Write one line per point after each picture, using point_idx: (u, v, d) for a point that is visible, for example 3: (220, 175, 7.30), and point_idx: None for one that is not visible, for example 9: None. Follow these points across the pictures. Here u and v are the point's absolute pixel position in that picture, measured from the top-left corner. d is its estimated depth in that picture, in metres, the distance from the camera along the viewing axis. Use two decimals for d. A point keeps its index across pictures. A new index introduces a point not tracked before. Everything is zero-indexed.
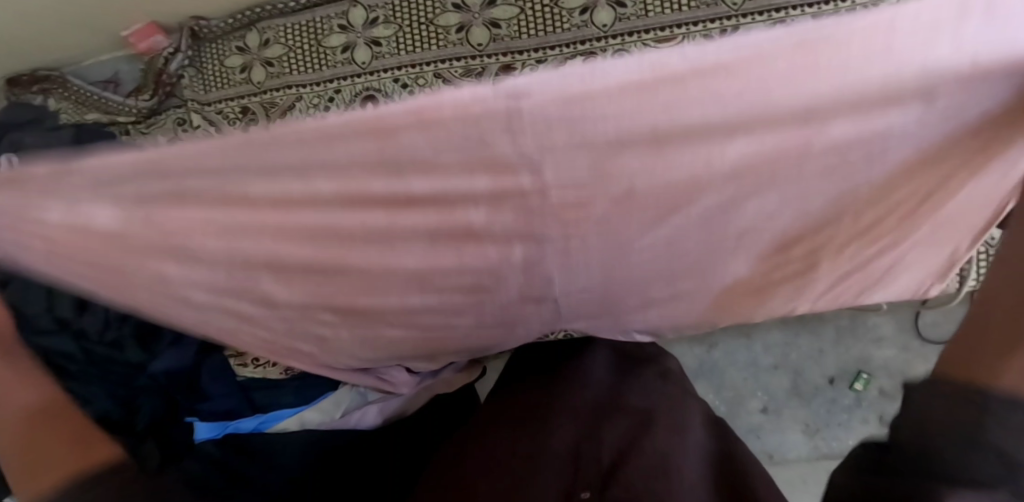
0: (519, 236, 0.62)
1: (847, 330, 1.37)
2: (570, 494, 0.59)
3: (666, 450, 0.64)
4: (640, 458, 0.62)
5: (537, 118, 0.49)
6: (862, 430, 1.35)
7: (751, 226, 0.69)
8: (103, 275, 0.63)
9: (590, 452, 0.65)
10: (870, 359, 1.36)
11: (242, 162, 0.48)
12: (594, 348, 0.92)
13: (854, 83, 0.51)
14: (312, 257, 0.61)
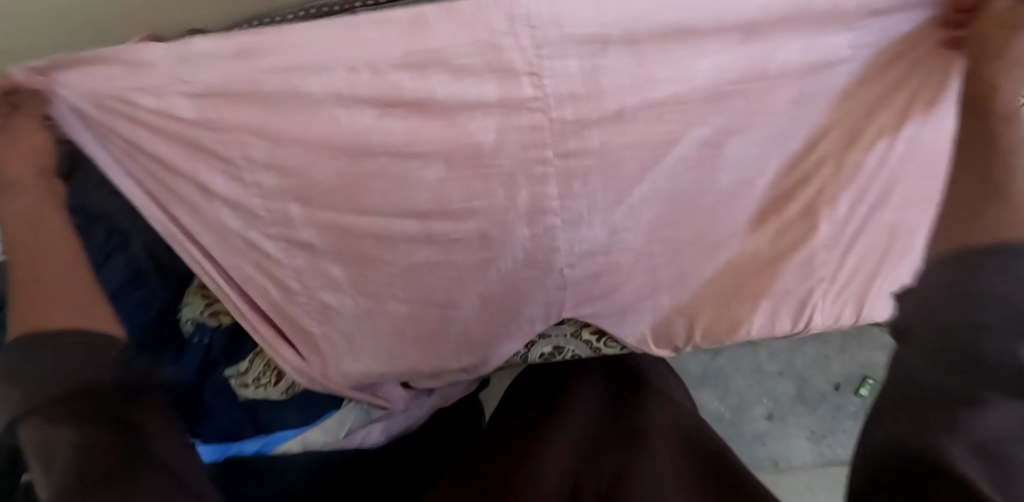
0: (523, 168, 0.70)
1: (854, 337, 1.36)
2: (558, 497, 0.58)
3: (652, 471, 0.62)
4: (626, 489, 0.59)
5: (530, 19, 0.64)
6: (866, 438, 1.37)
7: (734, 168, 0.74)
8: (156, 184, 0.73)
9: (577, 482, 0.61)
10: (875, 367, 1.36)
11: (297, 55, 0.65)
12: (592, 370, 0.92)
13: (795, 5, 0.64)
14: (336, 180, 0.70)
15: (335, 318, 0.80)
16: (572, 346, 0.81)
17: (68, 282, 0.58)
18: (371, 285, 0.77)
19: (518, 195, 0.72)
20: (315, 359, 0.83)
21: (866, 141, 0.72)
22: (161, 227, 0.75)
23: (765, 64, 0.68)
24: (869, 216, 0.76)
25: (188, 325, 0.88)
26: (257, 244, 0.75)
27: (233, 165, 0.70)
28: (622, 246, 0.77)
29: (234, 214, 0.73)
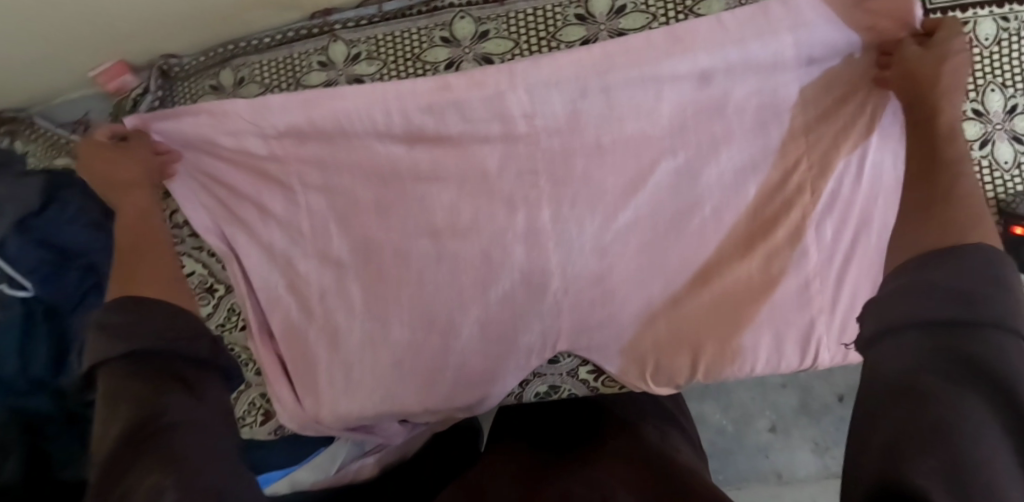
0: (521, 192, 0.74)
1: None
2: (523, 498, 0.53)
3: (629, 473, 0.57)
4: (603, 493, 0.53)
5: (525, 76, 0.72)
6: None
7: (722, 198, 0.72)
8: (221, 214, 0.80)
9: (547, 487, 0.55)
10: None
11: (346, 106, 0.74)
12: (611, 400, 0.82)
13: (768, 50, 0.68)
14: (372, 196, 0.77)
15: (340, 346, 0.79)
16: (568, 385, 0.78)
17: (163, 266, 0.63)
18: (382, 306, 0.78)
19: (516, 218, 0.75)
20: (309, 396, 0.80)
21: (861, 161, 0.69)
22: (216, 248, 0.81)
23: (722, 100, 0.70)
24: (888, 246, 0.70)
25: None
26: (297, 267, 0.80)
27: (291, 189, 0.78)
28: (616, 273, 0.74)
29: (282, 237, 0.80)
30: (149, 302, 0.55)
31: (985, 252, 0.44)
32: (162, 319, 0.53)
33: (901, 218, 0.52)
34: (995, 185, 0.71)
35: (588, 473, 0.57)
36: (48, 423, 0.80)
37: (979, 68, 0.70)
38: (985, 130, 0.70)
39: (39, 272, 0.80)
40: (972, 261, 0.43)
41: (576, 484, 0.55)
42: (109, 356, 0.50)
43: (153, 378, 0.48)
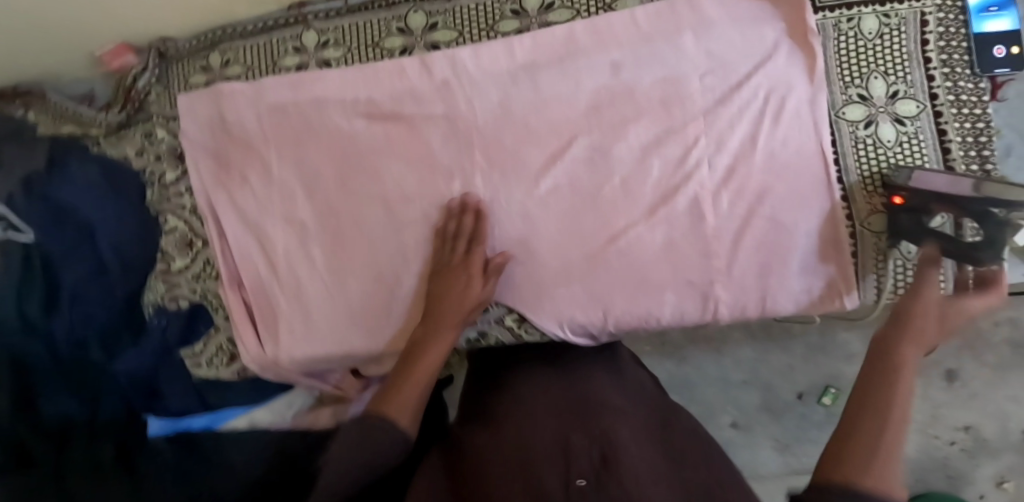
0: (460, 162, 0.84)
1: (817, 348, 1.36)
2: (565, 483, 0.59)
3: (636, 440, 0.66)
4: (604, 446, 0.63)
5: (467, 62, 0.84)
6: None
7: (640, 171, 0.81)
8: (209, 179, 0.91)
9: (550, 437, 0.67)
10: (840, 376, 1.35)
11: (323, 86, 0.87)
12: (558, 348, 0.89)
13: (669, 43, 0.80)
14: (333, 163, 0.87)
15: (302, 296, 0.88)
16: (494, 331, 0.83)
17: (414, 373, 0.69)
18: (340, 262, 0.87)
19: (454, 185, 0.84)
20: (270, 339, 0.89)
21: (755, 139, 0.79)
22: (201, 206, 0.91)
23: (631, 86, 0.81)
24: (782, 217, 0.79)
25: (148, 309, 0.93)
26: (265, 227, 0.89)
27: (268, 160, 0.89)
28: (543, 236, 0.82)
29: (253, 203, 0.89)
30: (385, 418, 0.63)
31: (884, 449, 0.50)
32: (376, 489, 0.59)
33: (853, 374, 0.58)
34: (881, 160, 0.79)
35: (591, 425, 0.67)
36: (34, 362, 0.85)
37: (864, 57, 0.79)
38: (870, 112, 0.79)
39: (42, 224, 0.89)
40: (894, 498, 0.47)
41: (575, 435, 0.66)
42: (337, 458, 0.59)
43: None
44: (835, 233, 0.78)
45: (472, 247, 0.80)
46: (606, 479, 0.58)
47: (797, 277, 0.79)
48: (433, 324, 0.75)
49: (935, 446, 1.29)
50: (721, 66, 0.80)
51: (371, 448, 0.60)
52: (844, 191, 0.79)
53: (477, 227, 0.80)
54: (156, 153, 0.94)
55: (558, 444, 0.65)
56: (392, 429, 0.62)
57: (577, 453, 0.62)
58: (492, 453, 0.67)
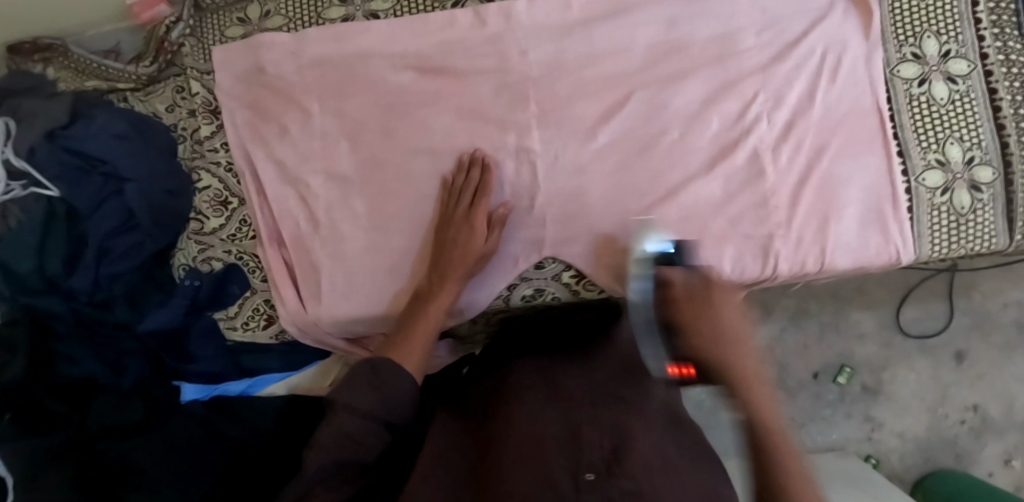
0: (512, 115, 0.82)
1: (831, 326, 1.36)
2: (573, 476, 0.54)
3: (655, 434, 0.61)
4: (618, 441, 0.58)
5: (522, 14, 0.82)
6: (846, 425, 1.35)
7: (699, 127, 0.79)
8: (250, 131, 0.87)
9: (560, 427, 0.61)
10: (853, 355, 1.36)
11: (371, 37, 0.85)
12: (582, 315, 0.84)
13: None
14: (377, 116, 0.84)
15: (345, 253, 0.84)
16: (552, 288, 0.83)
17: (411, 322, 0.74)
18: (383, 217, 0.84)
19: (507, 138, 0.81)
20: (312, 299, 0.85)
21: (812, 94, 0.79)
22: (238, 161, 0.88)
23: (687, 41, 0.80)
24: (837, 173, 0.79)
25: (180, 271, 0.90)
26: (306, 182, 0.85)
27: (310, 112, 0.85)
28: (594, 190, 0.81)
29: (293, 155, 0.86)
30: (385, 358, 0.66)
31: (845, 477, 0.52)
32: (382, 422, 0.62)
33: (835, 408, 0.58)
34: (934, 117, 0.80)
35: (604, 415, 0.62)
36: (56, 322, 0.82)
37: (918, 17, 0.80)
38: (924, 71, 0.80)
39: (64, 177, 0.83)
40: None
41: (588, 426, 0.60)
42: (341, 395, 0.61)
43: (329, 440, 0.59)
44: (889, 188, 0.79)
45: (478, 198, 0.79)
46: (618, 472, 0.53)
47: (852, 230, 0.79)
48: (440, 275, 0.77)
49: (943, 423, 1.34)
50: (777, 23, 0.80)
51: (375, 392, 0.62)
52: (900, 146, 0.79)
53: (485, 181, 0.79)
54: (190, 108, 0.91)
55: (568, 433, 0.60)
56: (385, 379, 0.63)
57: (590, 444, 0.58)
58: (500, 449, 0.61)
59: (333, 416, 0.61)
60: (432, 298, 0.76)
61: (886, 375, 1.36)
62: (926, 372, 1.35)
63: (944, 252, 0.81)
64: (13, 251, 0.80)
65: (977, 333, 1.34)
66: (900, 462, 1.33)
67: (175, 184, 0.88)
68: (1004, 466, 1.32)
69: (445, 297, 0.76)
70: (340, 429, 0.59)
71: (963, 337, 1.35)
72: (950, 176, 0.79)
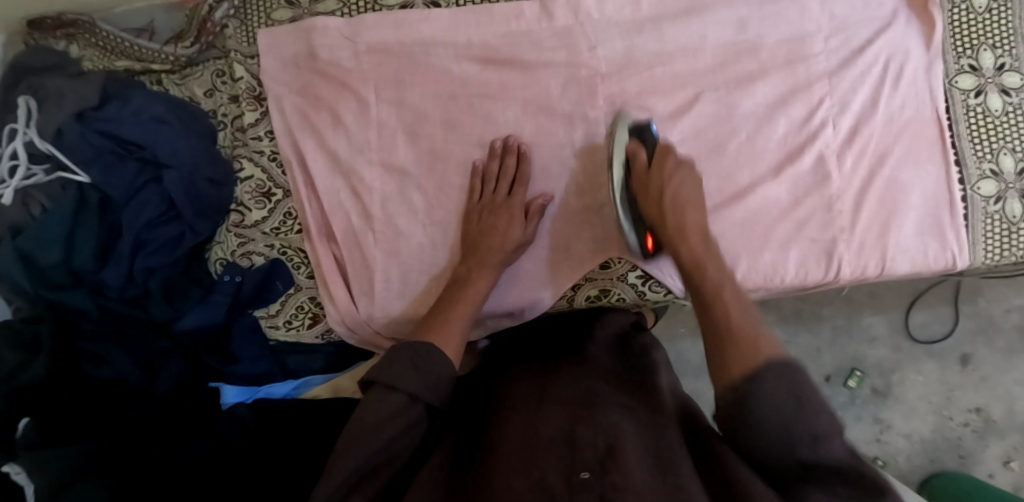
0: (580, 111, 0.80)
1: (844, 331, 1.26)
2: (567, 476, 0.50)
3: (662, 429, 0.57)
4: (612, 439, 0.54)
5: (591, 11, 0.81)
6: (855, 428, 1.26)
7: (766, 130, 0.80)
8: (303, 120, 0.83)
9: (561, 425, 0.57)
10: (863, 358, 1.26)
11: (435, 27, 0.82)
12: (607, 318, 0.78)
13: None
14: (440, 109, 0.81)
15: (401, 249, 0.81)
16: (619, 289, 0.82)
17: (444, 310, 0.70)
18: (443, 213, 0.81)
19: (574, 136, 0.80)
20: (363, 297, 0.81)
21: (875, 101, 0.80)
22: (285, 150, 0.83)
23: (756, 44, 0.80)
24: (898, 180, 0.79)
25: (216, 267, 0.84)
26: (359, 173, 0.81)
27: (366, 100, 0.81)
28: None
29: (347, 146, 0.82)
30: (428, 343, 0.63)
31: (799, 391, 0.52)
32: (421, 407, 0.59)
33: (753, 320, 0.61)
34: (988, 129, 0.80)
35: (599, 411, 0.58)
36: (84, 320, 0.78)
37: (976, 29, 0.81)
38: (980, 82, 0.81)
39: (96, 161, 0.78)
40: (788, 370, 0.52)
41: (580, 422, 0.56)
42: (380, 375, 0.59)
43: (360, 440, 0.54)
44: (947, 195, 0.79)
45: (514, 188, 0.78)
46: (609, 472, 0.50)
47: (912, 236, 0.79)
48: (476, 261, 0.75)
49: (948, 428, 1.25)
50: (843, 29, 0.80)
51: (422, 376, 0.59)
52: (956, 155, 0.80)
53: (521, 169, 0.78)
54: (231, 94, 0.86)
55: (564, 431, 0.56)
56: (424, 359, 0.61)
57: (583, 441, 0.53)
58: (493, 447, 0.57)
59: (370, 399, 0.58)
60: (467, 285, 0.73)
61: (894, 378, 1.26)
62: (933, 376, 1.26)
63: (996, 259, 0.81)
64: (38, 243, 0.75)
65: (983, 338, 1.25)
66: (904, 465, 1.24)
67: (216, 172, 0.82)
68: (1003, 467, 1.23)
69: (483, 282, 0.74)
70: (380, 410, 0.57)
71: (968, 342, 1.25)
72: (1003, 185, 0.80)
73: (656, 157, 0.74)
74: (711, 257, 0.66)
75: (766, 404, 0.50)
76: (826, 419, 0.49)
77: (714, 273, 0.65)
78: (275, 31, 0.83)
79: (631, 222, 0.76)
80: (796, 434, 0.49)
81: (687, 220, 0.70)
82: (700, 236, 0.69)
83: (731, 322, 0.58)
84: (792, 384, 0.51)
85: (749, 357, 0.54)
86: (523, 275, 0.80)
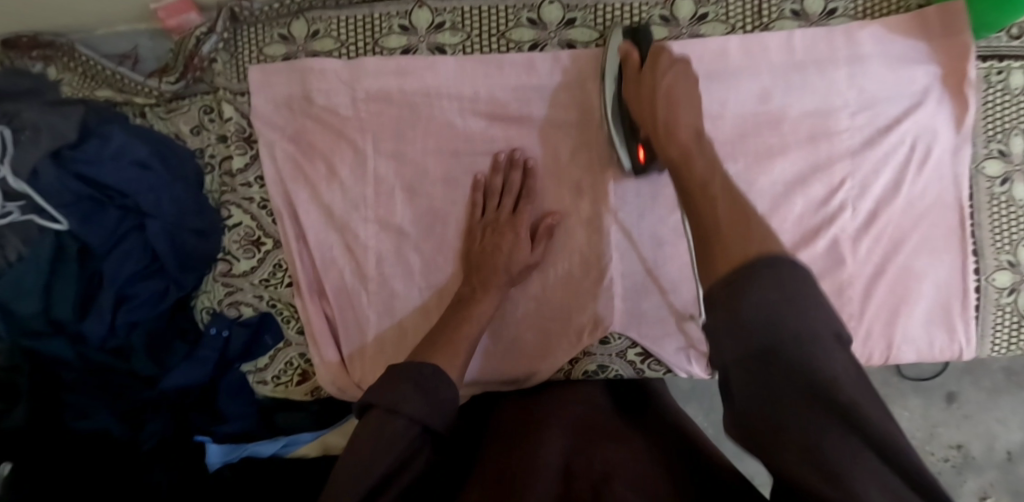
0: (589, 175, 0.76)
1: None
2: None
3: (650, 458, 0.58)
4: (607, 471, 0.54)
5: None
6: None
7: (782, 206, 0.76)
8: (298, 167, 0.79)
9: (552, 466, 0.55)
10: None
11: (443, 77, 0.76)
12: (593, 385, 0.76)
13: (822, 63, 0.75)
14: (444, 170, 0.77)
15: (395, 311, 0.78)
16: (616, 364, 0.78)
17: (442, 334, 0.68)
18: (441, 274, 0.78)
19: (581, 204, 0.77)
20: (354, 359, 0.79)
21: (901, 182, 0.76)
22: (276, 201, 0.79)
23: (779, 116, 0.76)
24: (914, 267, 0.77)
25: (203, 315, 0.81)
26: (354, 230, 0.78)
27: (363, 151, 0.77)
28: (667, 263, 0.77)
29: (342, 201, 0.78)
30: (431, 363, 0.62)
31: (775, 259, 0.41)
32: (421, 431, 0.57)
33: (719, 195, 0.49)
34: (1011, 219, 0.77)
35: (592, 456, 0.57)
36: (64, 368, 0.75)
37: (1008, 112, 0.76)
38: (1008, 170, 0.77)
39: (77, 208, 0.73)
40: (785, 265, 0.40)
41: (576, 466, 0.55)
42: (378, 397, 0.57)
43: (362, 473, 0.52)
44: (960, 284, 0.77)
45: (520, 203, 0.75)
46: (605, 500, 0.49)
47: (919, 324, 0.77)
48: (480, 280, 0.73)
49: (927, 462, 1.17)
50: (871, 106, 0.75)
51: (425, 398, 0.59)
52: (973, 245, 0.77)
53: (526, 184, 0.75)
54: (219, 133, 0.81)
55: (557, 474, 0.54)
56: (417, 366, 0.61)
57: (575, 474, 0.54)
58: (471, 483, 0.56)
59: (368, 423, 0.56)
60: (474, 305, 0.71)
61: None
62: (916, 412, 1.17)
63: (1003, 351, 0.79)
64: (17, 292, 0.70)
65: (970, 379, 1.16)
66: None
67: (204, 222, 0.79)
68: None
69: (487, 311, 0.71)
70: (371, 432, 0.55)
71: (955, 380, 1.17)
72: (1019, 277, 0.77)
73: (649, 57, 0.70)
74: (701, 151, 0.55)
75: (756, 289, 0.39)
76: (819, 319, 0.39)
77: (702, 164, 0.53)
78: (269, 70, 0.78)
79: (623, 137, 0.73)
80: (786, 329, 0.39)
81: (678, 115, 0.61)
82: (691, 131, 0.59)
83: (714, 201, 0.49)
84: (786, 279, 0.39)
85: (733, 248, 0.43)
86: (522, 344, 0.78)
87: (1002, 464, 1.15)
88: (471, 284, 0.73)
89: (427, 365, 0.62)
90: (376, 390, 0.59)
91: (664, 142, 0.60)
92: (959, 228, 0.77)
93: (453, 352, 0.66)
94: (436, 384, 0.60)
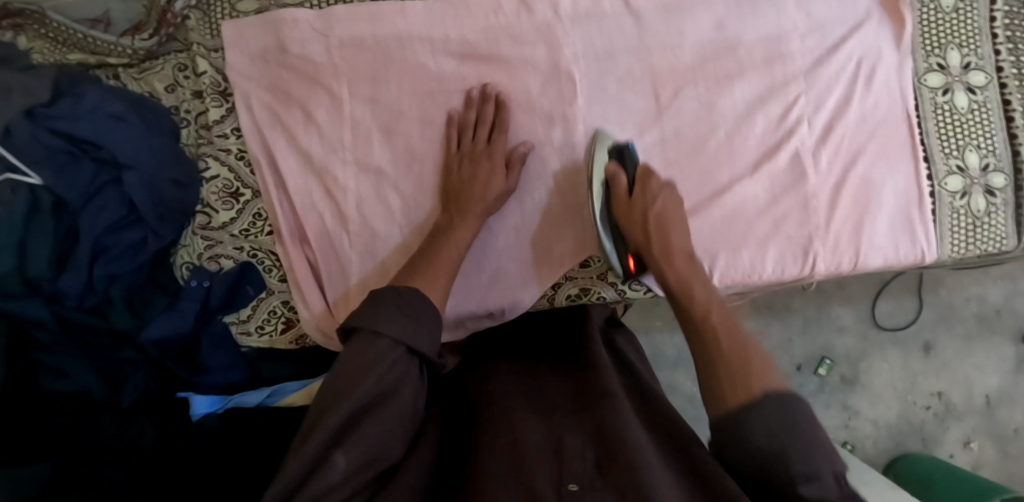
0: (559, 108, 0.79)
1: (813, 321, 1.17)
2: (555, 484, 0.51)
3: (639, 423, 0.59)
4: (602, 444, 0.55)
5: (570, 9, 0.79)
6: (829, 417, 1.17)
7: (743, 129, 0.80)
8: (276, 117, 0.80)
9: (542, 436, 0.57)
10: (834, 348, 1.17)
11: (412, 20, 0.79)
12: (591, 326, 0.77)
13: None
14: (419, 110, 0.79)
15: (377, 250, 0.79)
16: (599, 288, 0.82)
17: (423, 264, 0.69)
18: (421, 213, 0.79)
19: (554, 134, 0.79)
20: (338, 303, 0.79)
21: (853, 97, 0.80)
22: (255, 150, 0.80)
23: (733, 42, 0.80)
24: (873, 177, 0.80)
25: (183, 271, 0.81)
26: (333, 173, 0.79)
27: (339, 95, 0.79)
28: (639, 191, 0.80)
29: (320, 145, 0.79)
30: (412, 289, 0.63)
31: (778, 403, 0.50)
32: (406, 352, 0.58)
33: (712, 335, 0.58)
34: (955, 127, 0.82)
35: (589, 417, 0.58)
36: (39, 331, 0.72)
37: (945, 28, 0.81)
38: (947, 81, 0.82)
39: (50, 161, 0.72)
40: (790, 401, 0.50)
41: (570, 435, 0.56)
42: (368, 321, 0.58)
43: (341, 396, 0.53)
44: (917, 191, 0.81)
45: (494, 135, 0.77)
46: (601, 483, 0.51)
47: (885, 233, 0.81)
48: (458, 209, 0.74)
49: (913, 412, 1.17)
50: (819, 29, 0.80)
51: (409, 321, 0.60)
52: (925, 152, 0.81)
53: (500, 116, 0.77)
54: (195, 89, 0.83)
55: (548, 440, 0.56)
56: (401, 289, 0.62)
57: (571, 455, 0.54)
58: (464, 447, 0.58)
59: (360, 346, 0.57)
60: (455, 230, 0.73)
61: (863, 366, 1.18)
62: (898, 364, 1.18)
63: (961, 252, 0.83)
64: None
65: (944, 326, 1.17)
66: (872, 449, 1.16)
67: (181, 172, 0.78)
68: (962, 448, 1.16)
69: (467, 239, 0.73)
70: (358, 358, 0.56)
71: (931, 329, 1.18)
72: (969, 181, 0.81)
73: (637, 181, 0.74)
74: (699, 280, 0.65)
75: (762, 425, 0.49)
76: (821, 454, 0.48)
77: (701, 293, 0.63)
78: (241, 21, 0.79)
79: (613, 242, 0.75)
80: (794, 468, 0.47)
81: (672, 241, 0.69)
82: (685, 257, 0.68)
83: (718, 335, 0.57)
84: (789, 420, 0.49)
85: (742, 386, 0.52)
86: (505, 275, 0.80)
87: (982, 409, 1.16)
88: (449, 215, 0.75)
89: (409, 290, 0.62)
90: (358, 314, 0.59)
91: (665, 270, 0.67)
92: (910, 136, 0.81)
93: (435, 274, 0.67)
94: (415, 302, 0.61)
